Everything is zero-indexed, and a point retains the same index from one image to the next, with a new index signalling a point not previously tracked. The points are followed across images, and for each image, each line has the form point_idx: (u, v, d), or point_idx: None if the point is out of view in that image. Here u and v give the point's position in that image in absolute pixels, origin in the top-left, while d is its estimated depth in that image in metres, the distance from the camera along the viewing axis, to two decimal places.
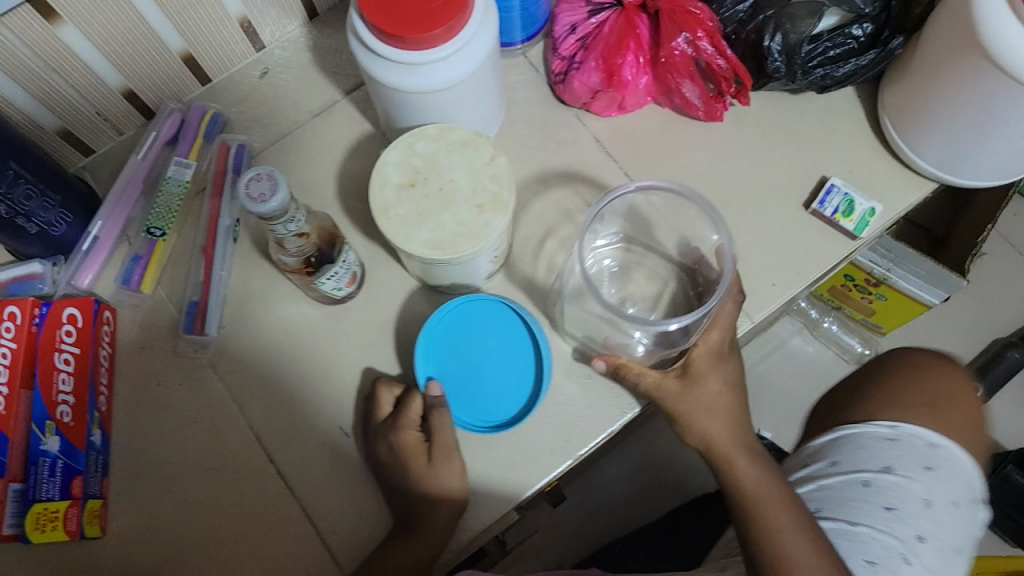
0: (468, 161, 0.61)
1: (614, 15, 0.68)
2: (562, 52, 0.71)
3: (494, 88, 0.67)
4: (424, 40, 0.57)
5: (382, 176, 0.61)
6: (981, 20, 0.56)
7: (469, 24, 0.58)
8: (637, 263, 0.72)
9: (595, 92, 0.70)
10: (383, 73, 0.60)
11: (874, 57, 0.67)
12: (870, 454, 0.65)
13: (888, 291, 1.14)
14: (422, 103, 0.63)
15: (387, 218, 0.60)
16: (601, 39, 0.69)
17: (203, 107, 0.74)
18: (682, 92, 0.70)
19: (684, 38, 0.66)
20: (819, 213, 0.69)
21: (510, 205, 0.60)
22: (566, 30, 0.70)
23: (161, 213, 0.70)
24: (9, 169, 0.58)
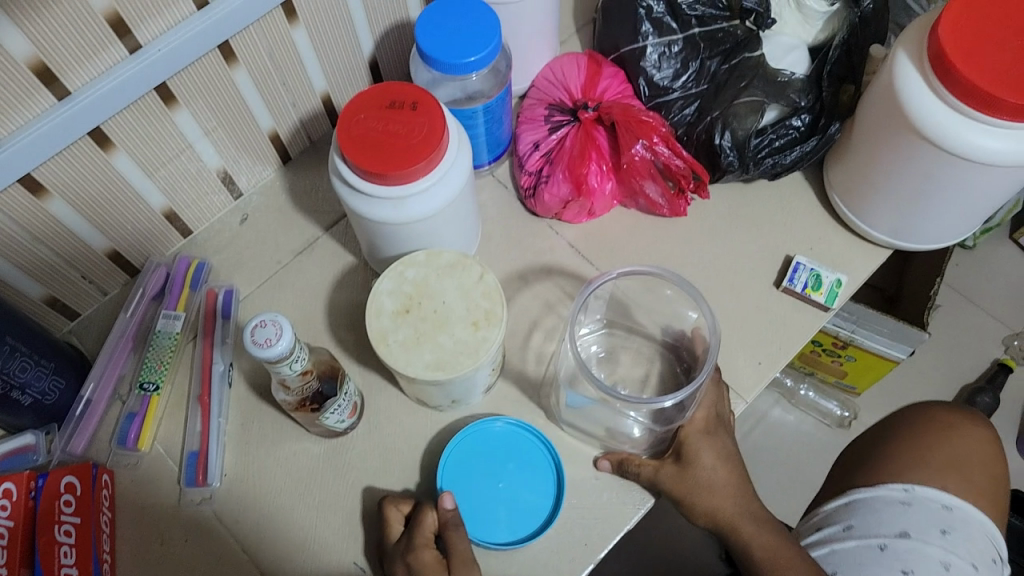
0: (458, 282, 0.64)
1: (573, 130, 0.74)
2: (528, 169, 0.75)
3: (471, 213, 0.70)
4: (406, 175, 0.59)
5: (377, 306, 0.63)
6: (908, 102, 0.62)
7: (446, 155, 0.61)
8: (623, 344, 0.73)
9: (565, 202, 0.74)
10: (369, 209, 0.62)
11: (816, 143, 0.73)
12: (884, 521, 0.66)
13: (856, 352, 1.19)
14: (407, 234, 0.65)
15: (386, 346, 0.61)
16: (564, 153, 0.73)
17: (188, 258, 0.76)
18: (646, 193, 0.75)
19: (642, 144, 0.71)
20: (790, 290, 0.73)
21: (504, 319, 0.62)
22: (530, 148, 0.75)
23: (154, 367, 0.71)
24: (6, 343, 0.59)
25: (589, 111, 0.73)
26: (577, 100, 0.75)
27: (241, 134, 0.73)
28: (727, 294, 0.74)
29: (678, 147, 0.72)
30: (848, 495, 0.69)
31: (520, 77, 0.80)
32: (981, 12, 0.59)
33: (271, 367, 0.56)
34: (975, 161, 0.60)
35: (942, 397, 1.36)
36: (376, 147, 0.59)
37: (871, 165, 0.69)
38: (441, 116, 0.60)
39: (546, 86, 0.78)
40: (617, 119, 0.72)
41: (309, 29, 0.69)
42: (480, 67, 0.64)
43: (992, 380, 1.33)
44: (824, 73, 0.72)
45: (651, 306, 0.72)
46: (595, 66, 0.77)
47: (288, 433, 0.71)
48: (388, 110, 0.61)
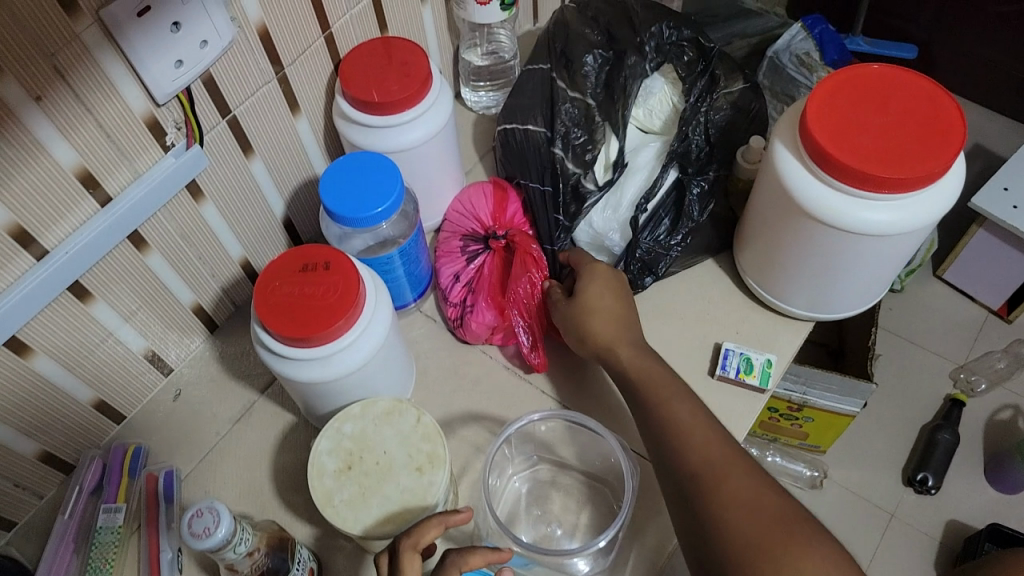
0: (397, 429, 0.64)
1: (488, 258, 0.77)
2: (453, 300, 0.77)
3: (403, 356, 0.71)
4: (330, 333, 0.60)
5: (319, 467, 0.63)
6: (794, 188, 0.65)
7: (366, 307, 0.63)
8: (554, 484, 0.73)
9: (493, 328, 0.76)
10: (297, 371, 0.62)
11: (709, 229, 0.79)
12: None
13: (813, 412, 1.20)
14: (341, 390, 0.65)
15: (333, 507, 0.61)
16: (484, 280, 0.76)
17: (122, 445, 0.74)
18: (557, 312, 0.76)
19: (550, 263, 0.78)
20: (725, 377, 0.74)
21: (447, 457, 0.63)
22: (451, 280, 0.78)
23: (98, 568, 0.67)
24: None
25: (500, 238, 0.77)
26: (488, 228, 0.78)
27: (163, 312, 0.73)
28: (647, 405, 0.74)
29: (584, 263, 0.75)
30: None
31: (428, 213, 0.82)
32: (841, 103, 0.65)
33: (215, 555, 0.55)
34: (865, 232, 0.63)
35: (903, 441, 1.38)
36: (294, 312, 0.60)
37: (775, 248, 0.72)
38: (355, 272, 0.62)
39: (457, 217, 0.80)
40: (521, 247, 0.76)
41: (218, 204, 0.71)
42: (389, 215, 0.66)
43: (949, 416, 1.35)
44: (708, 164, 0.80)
45: (576, 446, 0.72)
46: (501, 193, 0.80)
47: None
48: (303, 273, 0.62)
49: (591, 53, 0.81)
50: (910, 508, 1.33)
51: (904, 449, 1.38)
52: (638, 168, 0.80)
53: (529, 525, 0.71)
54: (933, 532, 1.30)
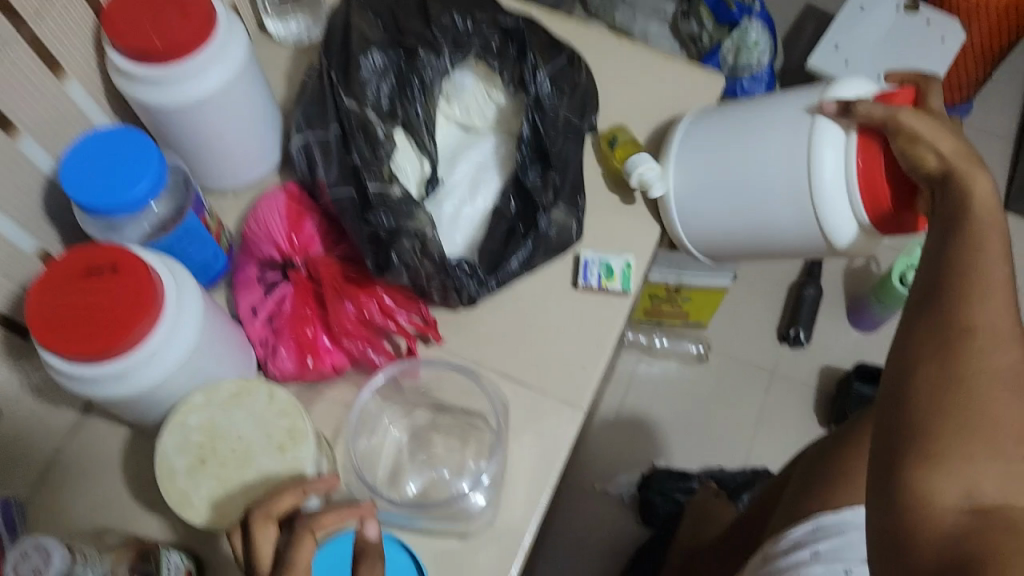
0: (249, 410, 0.58)
1: (288, 290, 0.68)
2: (253, 338, 0.68)
3: (231, 333, 0.64)
4: (126, 341, 0.53)
5: (167, 468, 0.57)
6: (831, 216, 0.66)
7: (167, 304, 0.56)
8: (433, 427, 0.71)
9: (296, 375, 0.68)
10: (98, 388, 0.55)
11: (532, 244, 0.66)
12: (855, 549, 0.62)
13: (690, 292, 1.21)
14: (165, 392, 0.58)
15: (191, 507, 0.56)
16: (285, 317, 0.67)
17: None
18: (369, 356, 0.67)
19: (351, 305, 0.67)
20: (588, 287, 0.73)
21: (310, 431, 0.58)
22: (248, 314, 0.68)
23: None
24: None
25: (298, 267, 0.68)
26: (286, 252, 0.69)
27: None
28: (527, 324, 0.72)
29: (404, 302, 0.68)
30: (816, 520, 0.66)
31: (211, 173, 0.74)
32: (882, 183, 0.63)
33: None
34: (779, 219, 0.70)
35: (777, 303, 1.44)
36: (78, 325, 0.53)
37: (693, 207, 0.75)
38: (145, 271, 0.55)
39: (252, 238, 0.70)
40: (329, 279, 0.67)
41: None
42: (156, 190, 0.60)
43: (813, 272, 1.41)
44: (528, 164, 0.68)
45: (457, 391, 0.70)
46: (298, 207, 0.70)
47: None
48: (87, 277, 0.54)
49: (369, 52, 0.67)
50: (790, 365, 1.39)
51: (778, 310, 1.43)
52: (452, 180, 0.71)
53: (415, 474, 0.68)
54: (811, 382, 1.38)
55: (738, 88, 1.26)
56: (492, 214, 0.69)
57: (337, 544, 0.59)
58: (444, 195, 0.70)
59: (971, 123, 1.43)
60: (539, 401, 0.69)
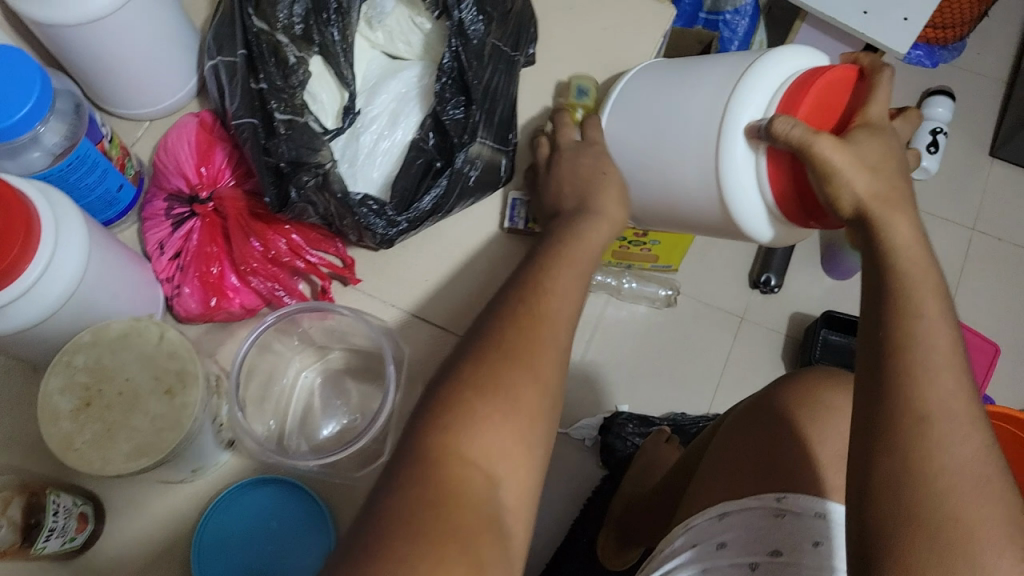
0: (139, 351, 0.56)
1: (195, 225, 0.65)
2: (159, 276, 0.66)
3: (127, 268, 0.62)
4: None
5: (51, 410, 0.54)
6: (734, 200, 0.61)
7: (44, 238, 0.53)
8: (347, 371, 0.68)
9: (203, 316, 0.65)
10: None
11: (448, 183, 0.63)
12: (758, 539, 0.54)
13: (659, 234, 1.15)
14: (45, 330, 0.56)
15: (75, 450, 0.53)
16: (190, 254, 0.64)
17: None
18: (279, 296, 0.65)
19: (257, 244, 0.64)
20: (515, 229, 0.70)
21: (200, 375, 0.56)
22: (156, 250, 0.66)
23: None
24: None
25: (205, 201, 0.65)
26: (194, 184, 0.66)
27: None
28: (451, 267, 0.70)
29: (313, 240, 0.66)
30: (721, 507, 0.58)
31: (118, 100, 0.71)
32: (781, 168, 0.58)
33: None
34: (693, 194, 0.65)
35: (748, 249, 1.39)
36: None
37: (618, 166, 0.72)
38: (19, 203, 0.51)
39: (161, 171, 0.67)
40: (232, 214, 0.63)
41: None
42: (41, 116, 0.56)
43: None
44: (450, 97, 0.64)
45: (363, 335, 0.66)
46: (208, 138, 0.67)
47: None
48: None
49: None
50: (760, 311, 1.35)
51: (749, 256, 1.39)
52: (368, 113, 0.67)
53: (329, 417, 0.67)
54: (779, 328, 1.35)
55: (719, 22, 1.19)
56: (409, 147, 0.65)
57: (240, 496, 0.63)
58: (360, 130, 0.66)
59: (961, 63, 1.36)
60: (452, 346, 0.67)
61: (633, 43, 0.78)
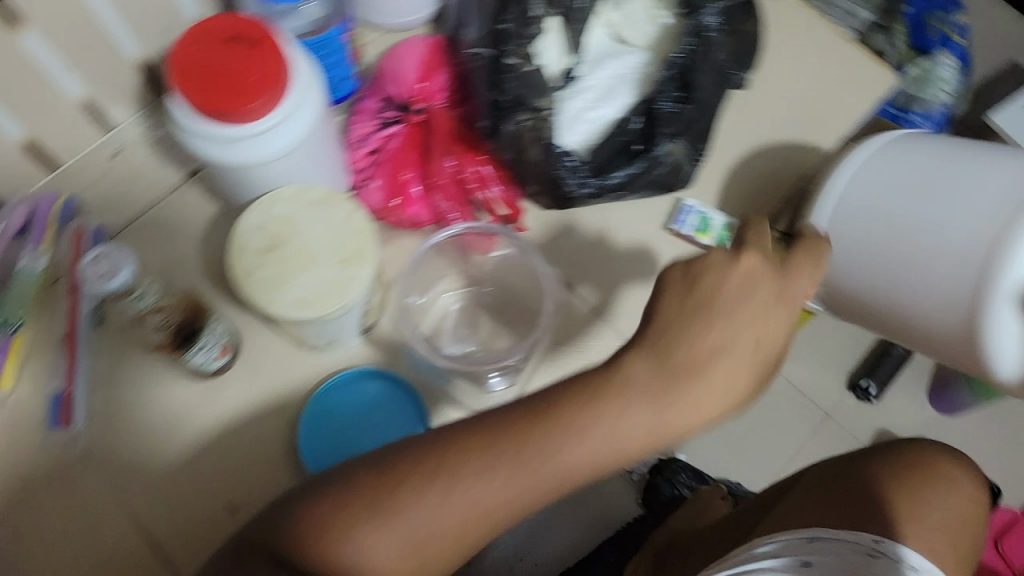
0: (330, 218, 0.62)
1: (401, 130, 0.70)
2: (352, 166, 0.70)
3: (337, 148, 0.68)
4: (249, 109, 0.56)
5: (243, 242, 0.61)
6: (991, 340, 0.65)
7: (292, 88, 0.58)
8: (485, 309, 0.72)
9: (379, 213, 0.70)
10: (210, 149, 0.58)
11: (643, 166, 0.66)
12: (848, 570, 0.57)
13: None
14: (262, 174, 0.62)
15: (250, 281, 0.60)
16: (389, 154, 0.70)
17: (52, 193, 0.68)
18: (450, 216, 0.70)
19: (452, 162, 0.70)
20: (679, 232, 0.72)
21: (373, 256, 0.61)
22: (356, 141, 0.70)
23: (14, 306, 0.66)
24: None
25: (418, 112, 0.71)
26: (412, 93, 0.70)
27: (101, 63, 0.65)
28: (606, 249, 0.72)
29: (501, 178, 0.70)
30: (815, 531, 0.61)
31: None
32: None
33: (127, 298, 0.57)
34: (931, 295, 0.68)
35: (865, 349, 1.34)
36: (214, 83, 0.55)
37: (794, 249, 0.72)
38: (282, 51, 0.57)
39: (382, 78, 0.70)
40: (440, 130, 0.70)
41: None
42: None
43: None
44: (670, 88, 0.67)
45: (513, 272, 0.71)
46: (438, 57, 0.71)
47: (147, 384, 0.67)
48: (229, 43, 0.56)
49: None
50: (849, 412, 1.29)
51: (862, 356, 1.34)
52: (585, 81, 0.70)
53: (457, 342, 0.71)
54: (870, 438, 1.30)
55: (902, 118, 1.07)
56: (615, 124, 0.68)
57: (358, 384, 0.69)
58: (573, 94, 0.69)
59: None
60: (585, 322, 0.70)
61: (838, 96, 0.77)
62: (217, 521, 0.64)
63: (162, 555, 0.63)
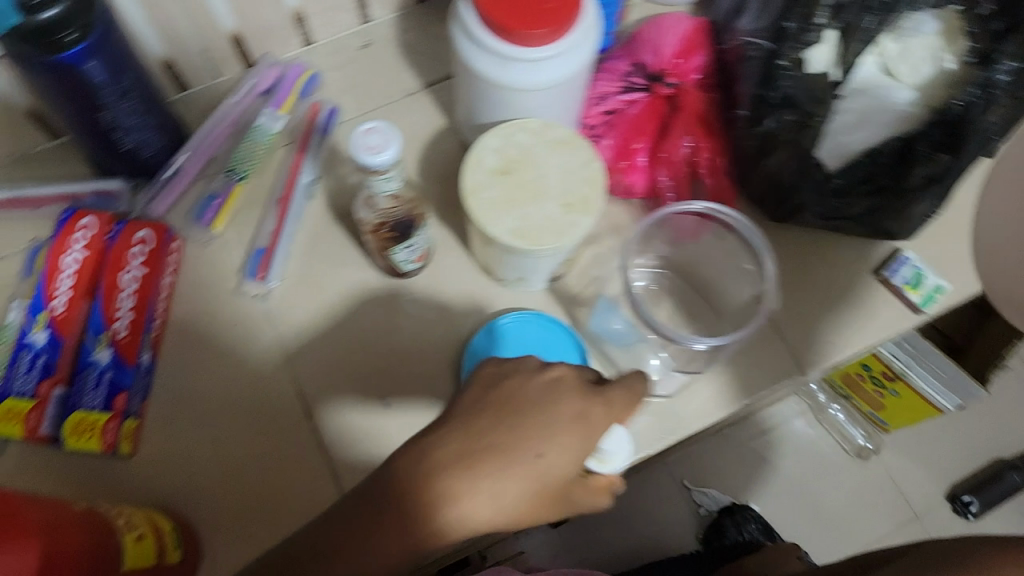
0: (565, 161, 0.63)
1: (643, 98, 0.71)
2: (585, 121, 0.72)
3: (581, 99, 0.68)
4: (527, 36, 0.57)
5: (478, 159, 0.62)
6: None
7: (572, 32, 0.59)
8: (670, 292, 0.73)
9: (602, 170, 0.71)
10: (478, 60, 0.60)
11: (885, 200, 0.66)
12: None
13: (904, 388, 1.02)
14: (511, 101, 0.63)
15: (477, 199, 0.61)
16: (625, 118, 0.71)
17: (303, 65, 0.75)
18: (669, 194, 0.71)
19: (688, 143, 0.70)
20: (888, 282, 0.71)
21: (599, 209, 0.61)
22: (595, 97, 0.71)
23: (246, 157, 0.72)
24: (128, 104, 0.62)
25: (666, 86, 0.70)
26: (665, 66, 0.70)
27: None
28: (805, 273, 0.72)
29: (730, 171, 0.70)
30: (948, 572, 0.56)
31: None
32: None
33: (372, 179, 0.57)
34: None
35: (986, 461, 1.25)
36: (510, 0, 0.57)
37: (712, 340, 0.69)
38: None
39: (640, 42, 0.71)
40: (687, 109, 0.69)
41: None
42: None
43: None
44: (934, 133, 0.64)
45: (713, 266, 0.72)
46: (699, 37, 0.70)
47: (337, 261, 0.72)
48: None
49: None
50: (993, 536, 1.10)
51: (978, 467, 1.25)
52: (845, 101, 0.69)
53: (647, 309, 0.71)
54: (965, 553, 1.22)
55: None
56: (864, 153, 0.67)
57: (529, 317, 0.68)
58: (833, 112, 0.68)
59: None
60: (765, 336, 0.70)
61: None
62: (369, 406, 0.67)
63: (312, 422, 0.67)
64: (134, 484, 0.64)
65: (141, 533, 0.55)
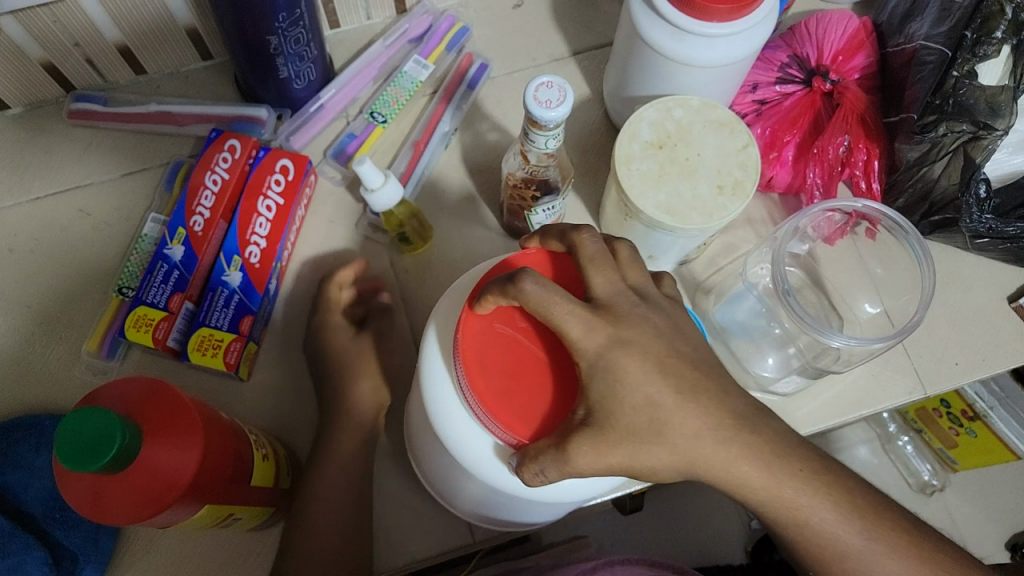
0: (722, 143, 0.62)
1: (800, 92, 0.70)
2: (734, 107, 0.72)
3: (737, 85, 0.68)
4: (708, 10, 0.58)
5: (634, 130, 0.62)
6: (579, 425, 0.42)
7: (753, 14, 0.59)
8: None
9: None
10: (651, 29, 0.61)
11: None
12: None
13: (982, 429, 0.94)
14: (672, 74, 0.64)
15: (628, 167, 0.61)
16: (779, 110, 0.70)
17: (454, 18, 0.75)
18: (815, 192, 0.71)
19: (845, 141, 0.69)
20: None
21: (751, 194, 0.60)
22: (747, 86, 0.71)
23: (389, 102, 0.72)
24: (297, 32, 0.63)
25: (826, 82, 0.69)
26: (823, 63, 0.70)
27: None
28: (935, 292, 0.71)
29: (887, 177, 0.69)
30: None
31: None
32: None
33: (530, 134, 0.57)
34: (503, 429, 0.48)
35: None
36: None
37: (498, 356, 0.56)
38: None
39: (802, 35, 0.71)
40: (848, 107, 0.68)
41: None
42: None
43: None
44: None
45: (844, 271, 0.71)
46: (863, 39, 0.71)
47: (465, 215, 0.72)
48: None
49: None
50: None
51: None
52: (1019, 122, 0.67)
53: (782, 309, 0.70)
54: None
55: None
56: None
57: None
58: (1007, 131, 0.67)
59: None
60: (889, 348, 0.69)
61: None
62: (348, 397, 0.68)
63: None
64: (248, 405, 0.66)
65: (266, 453, 0.60)
